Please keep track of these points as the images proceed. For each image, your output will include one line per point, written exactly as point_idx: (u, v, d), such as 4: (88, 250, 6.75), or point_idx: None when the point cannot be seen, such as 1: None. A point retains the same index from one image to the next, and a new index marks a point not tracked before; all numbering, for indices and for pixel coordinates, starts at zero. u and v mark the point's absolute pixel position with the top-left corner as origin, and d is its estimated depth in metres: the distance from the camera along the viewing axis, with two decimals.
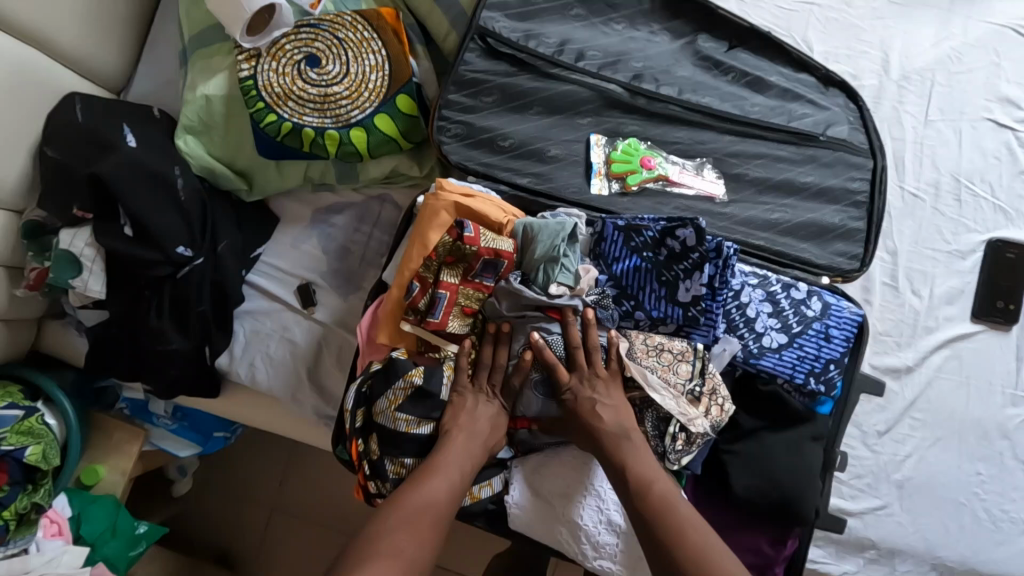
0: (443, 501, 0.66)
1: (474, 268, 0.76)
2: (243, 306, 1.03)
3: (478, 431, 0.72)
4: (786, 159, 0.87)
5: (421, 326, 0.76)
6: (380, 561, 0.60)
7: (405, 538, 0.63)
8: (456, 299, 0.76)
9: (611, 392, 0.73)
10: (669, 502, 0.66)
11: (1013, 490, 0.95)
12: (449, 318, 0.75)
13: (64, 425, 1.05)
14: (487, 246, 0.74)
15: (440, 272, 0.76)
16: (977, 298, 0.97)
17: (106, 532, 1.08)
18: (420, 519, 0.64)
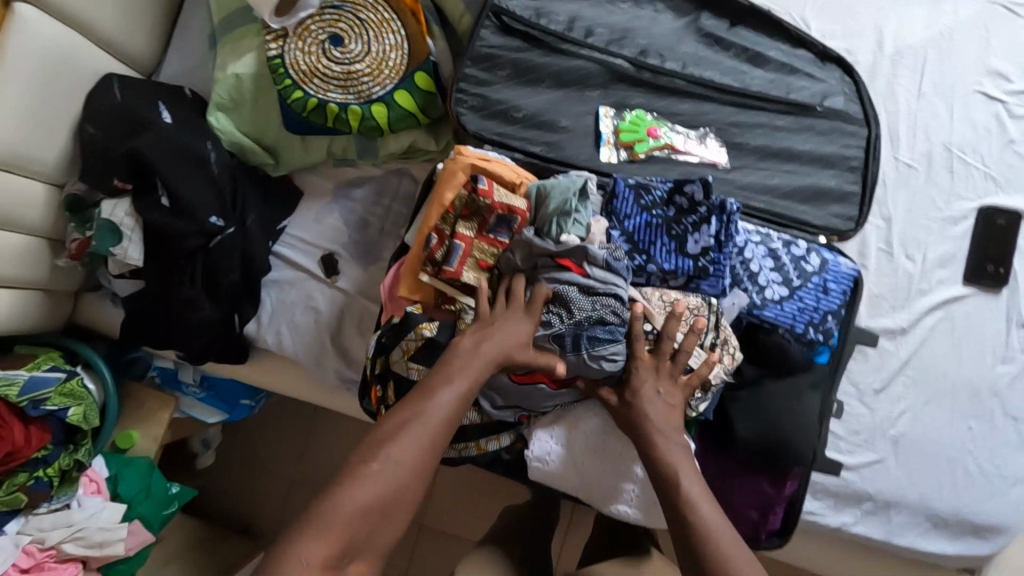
0: (442, 413, 0.70)
1: (487, 222, 0.81)
2: (269, 276, 1.08)
3: (490, 334, 0.75)
4: (784, 129, 0.92)
5: (438, 277, 0.82)
6: (362, 479, 0.64)
7: (400, 449, 0.67)
8: (470, 251, 0.81)
9: (671, 386, 0.76)
10: (690, 488, 0.70)
11: (1004, 445, 0.99)
12: (464, 268, 0.81)
13: (101, 390, 1.11)
14: (500, 201, 0.81)
15: (456, 225, 0.82)
16: (967, 262, 1.01)
17: (141, 492, 1.13)
18: (415, 432, 0.68)
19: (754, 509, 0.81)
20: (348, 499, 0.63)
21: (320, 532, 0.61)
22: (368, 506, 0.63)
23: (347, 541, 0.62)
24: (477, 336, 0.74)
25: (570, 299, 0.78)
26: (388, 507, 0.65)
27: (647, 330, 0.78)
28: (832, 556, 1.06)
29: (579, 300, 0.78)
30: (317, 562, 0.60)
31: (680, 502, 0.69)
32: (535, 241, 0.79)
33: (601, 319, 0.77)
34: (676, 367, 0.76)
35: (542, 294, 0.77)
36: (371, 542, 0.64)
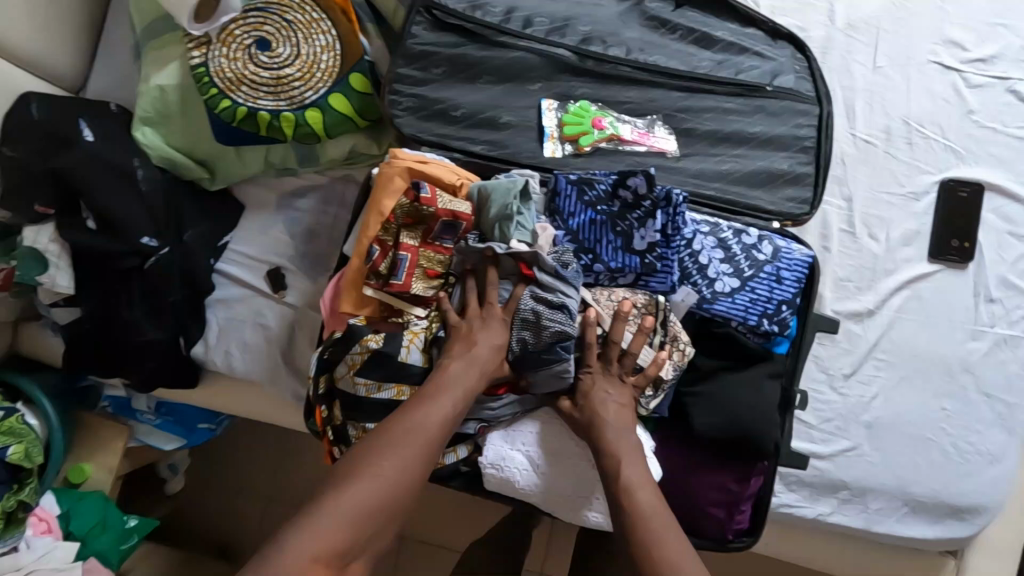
0: (433, 428, 0.68)
1: (433, 230, 0.77)
2: (214, 295, 1.04)
3: (475, 359, 0.72)
4: (735, 111, 0.88)
5: (383, 290, 0.77)
6: (357, 484, 0.63)
7: (389, 459, 0.65)
8: (417, 261, 0.77)
9: (622, 391, 0.74)
10: (631, 483, 0.67)
11: (979, 423, 0.97)
12: (412, 280, 0.77)
13: (45, 425, 1.07)
14: (444, 207, 0.76)
15: (399, 235, 0.78)
16: (933, 238, 0.98)
17: (96, 526, 1.09)
18: (405, 445, 0.66)
19: (719, 509, 0.77)
20: (336, 506, 0.61)
21: (318, 531, 0.59)
22: (368, 509, 0.62)
23: (345, 545, 0.60)
24: (469, 352, 0.72)
25: (516, 308, 0.75)
26: (386, 511, 0.63)
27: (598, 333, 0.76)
28: (811, 547, 1.03)
29: (524, 302, 0.75)
30: (315, 563, 0.58)
31: (619, 493, 0.67)
32: (469, 248, 0.76)
33: (548, 344, 0.74)
34: (625, 369, 0.74)
35: (492, 294, 0.75)
36: (367, 547, 0.62)
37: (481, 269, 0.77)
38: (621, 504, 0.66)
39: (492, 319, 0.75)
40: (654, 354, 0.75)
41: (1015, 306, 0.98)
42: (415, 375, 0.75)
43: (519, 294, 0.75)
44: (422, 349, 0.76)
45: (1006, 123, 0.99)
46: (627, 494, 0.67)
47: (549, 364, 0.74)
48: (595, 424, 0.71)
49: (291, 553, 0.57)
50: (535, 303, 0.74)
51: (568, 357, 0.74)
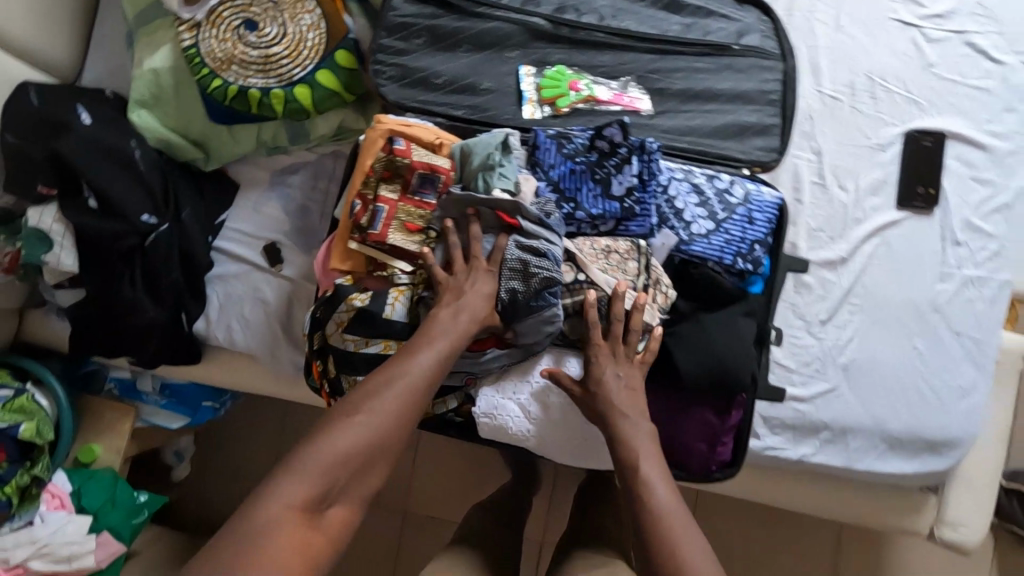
0: (411, 380, 0.70)
1: (411, 183, 0.81)
2: (213, 272, 1.07)
3: (465, 304, 0.75)
4: (704, 70, 0.93)
5: (365, 242, 0.80)
6: (330, 435, 0.66)
7: (364, 412, 0.68)
8: (395, 213, 0.80)
9: (630, 371, 0.77)
10: (649, 480, 0.70)
11: (950, 360, 1.01)
12: (389, 231, 0.80)
13: (56, 406, 1.10)
14: (420, 159, 0.81)
15: (378, 188, 0.81)
16: (899, 186, 1.03)
17: (106, 503, 1.12)
18: (383, 397, 0.69)
19: (703, 441, 0.81)
20: (311, 457, 0.64)
21: (295, 479, 0.63)
22: (341, 457, 0.65)
23: (318, 491, 0.63)
24: (455, 304, 0.75)
25: (503, 257, 0.78)
26: (361, 460, 0.66)
27: (581, 280, 0.79)
28: (797, 489, 1.08)
29: (511, 252, 0.78)
30: (290, 507, 0.61)
31: (635, 484, 0.70)
32: (462, 194, 0.79)
33: (536, 290, 0.77)
34: (629, 346, 0.78)
35: (477, 245, 0.78)
36: (346, 495, 0.65)
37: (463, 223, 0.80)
38: (638, 497, 0.69)
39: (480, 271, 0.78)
40: (643, 305, 0.78)
41: (979, 248, 1.02)
42: (398, 330, 0.78)
43: (503, 243, 0.78)
44: (406, 306, 0.80)
45: (965, 74, 1.04)
46: (646, 487, 0.69)
47: (538, 310, 0.77)
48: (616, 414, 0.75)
49: (267, 499, 0.61)
50: (520, 252, 0.78)
51: (557, 300, 0.78)
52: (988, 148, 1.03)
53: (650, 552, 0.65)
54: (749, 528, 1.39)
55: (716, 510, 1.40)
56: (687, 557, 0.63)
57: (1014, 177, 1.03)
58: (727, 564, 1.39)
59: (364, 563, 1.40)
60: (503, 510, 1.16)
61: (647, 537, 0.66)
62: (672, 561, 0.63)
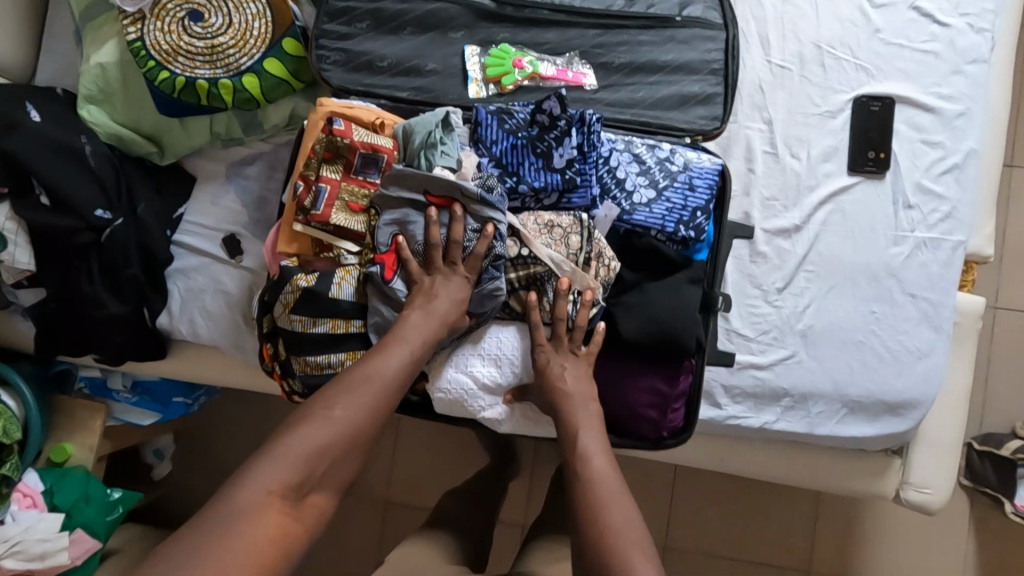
0: (391, 372, 0.74)
1: (353, 163, 0.81)
2: (174, 266, 1.07)
3: (434, 311, 0.77)
4: (648, 43, 0.93)
5: (309, 224, 0.80)
6: (313, 423, 0.69)
7: (345, 401, 0.71)
8: (338, 193, 0.81)
9: (575, 362, 0.80)
10: (588, 457, 0.76)
11: (906, 322, 1.02)
12: (332, 210, 0.80)
13: (23, 406, 1.10)
14: (360, 139, 0.80)
15: (320, 169, 0.81)
16: (851, 152, 1.04)
17: (80, 499, 1.14)
18: (364, 388, 0.72)
19: (652, 409, 0.83)
20: (294, 443, 0.67)
21: (265, 472, 0.65)
22: (322, 444, 0.68)
23: (300, 477, 0.66)
24: (425, 308, 0.77)
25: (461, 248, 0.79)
26: (342, 448, 0.69)
27: (521, 253, 0.79)
28: (763, 458, 1.09)
29: (470, 237, 0.78)
30: (274, 487, 0.64)
31: (577, 460, 0.75)
32: (417, 172, 0.78)
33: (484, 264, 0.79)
34: (575, 342, 0.80)
35: (435, 234, 0.78)
36: (313, 489, 0.67)
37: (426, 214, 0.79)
38: (579, 472, 0.75)
39: (431, 256, 0.79)
40: (587, 283, 0.79)
41: (932, 210, 1.03)
42: (348, 309, 0.79)
43: (458, 233, 0.78)
44: (354, 285, 0.80)
45: (912, 39, 1.04)
46: (584, 462, 0.75)
47: (483, 284, 0.79)
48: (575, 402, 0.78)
49: (248, 483, 0.64)
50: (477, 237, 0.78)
51: (502, 275, 0.80)
52: (937, 111, 1.03)
53: (583, 523, 0.71)
54: (727, 502, 1.40)
55: (693, 484, 1.42)
56: (616, 533, 0.69)
57: (965, 139, 1.03)
58: (705, 536, 1.40)
59: (344, 552, 1.41)
60: (476, 492, 1.17)
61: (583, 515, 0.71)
62: (603, 535, 0.69)
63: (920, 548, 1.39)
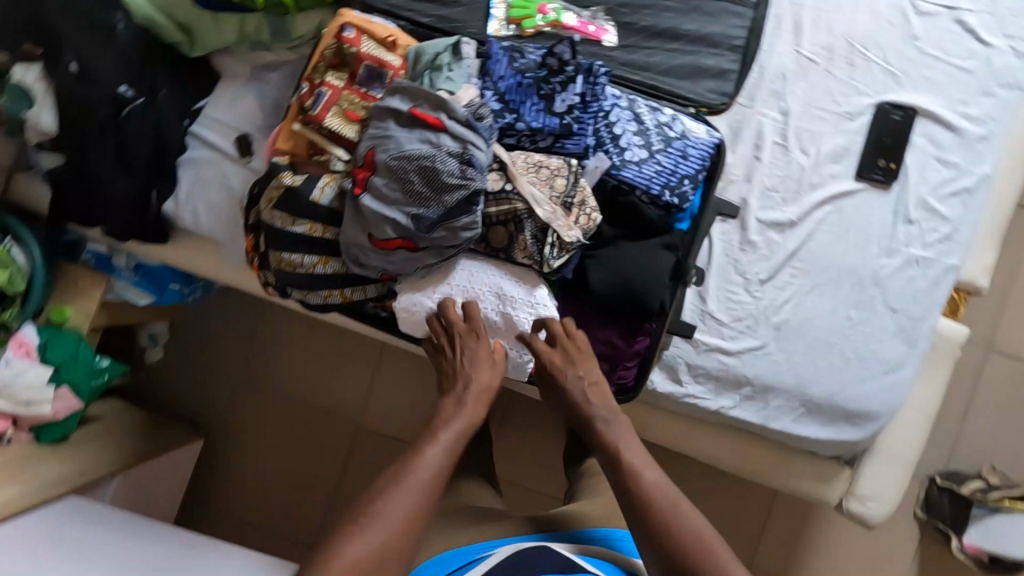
0: (437, 462, 0.77)
1: (357, 74, 0.83)
2: (185, 155, 1.11)
3: (465, 399, 0.83)
4: (673, 9, 0.92)
5: (305, 124, 0.82)
6: (374, 518, 0.71)
7: (401, 494, 0.73)
8: (338, 100, 0.82)
9: (588, 368, 0.84)
10: (639, 472, 0.79)
11: (881, 334, 1.03)
12: (328, 114, 0.81)
13: (31, 262, 1.17)
14: (369, 52, 0.83)
15: (326, 74, 0.83)
16: (861, 156, 1.03)
17: (69, 359, 1.20)
18: (414, 481, 0.75)
19: (603, 359, 0.87)
20: (358, 540, 0.69)
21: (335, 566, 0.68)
22: (380, 542, 0.70)
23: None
24: (461, 394, 0.83)
25: (434, 169, 0.75)
26: (400, 541, 0.71)
27: (506, 188, 0.79)
28: (715, 444, 1.11)
29: (446, 158, 0.75)
30: None
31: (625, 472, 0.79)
32: (412, 86, 0.78)
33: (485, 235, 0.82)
34: (574, 346, 0.83)
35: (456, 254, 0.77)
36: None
37: (414, 161, 0.75)
38: (635, 487, 0.78)
39: (407, 174, 0.76)
40: (567, 226, 0.78)
41: (930, 229, 1.02)
42: (326, 214, 0.80)
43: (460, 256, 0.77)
44: (335, 192, 0.81)
45: (948, 51, 1.02)
46: (636, 474, 0.79)
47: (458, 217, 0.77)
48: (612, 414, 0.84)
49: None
50: (452, 161, 0.75)
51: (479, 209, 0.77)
52: (957, 130, 1.02)
53: (654, 531, 0.75)
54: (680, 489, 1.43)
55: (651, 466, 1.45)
56: (691, 527, 0.74)
57: (979, 163, 1.02)
58: None
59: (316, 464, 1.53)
60: None
61: (654, 525, 0.75)
62: (685, 536, 0.73)
63: (861, 567, 1.41)
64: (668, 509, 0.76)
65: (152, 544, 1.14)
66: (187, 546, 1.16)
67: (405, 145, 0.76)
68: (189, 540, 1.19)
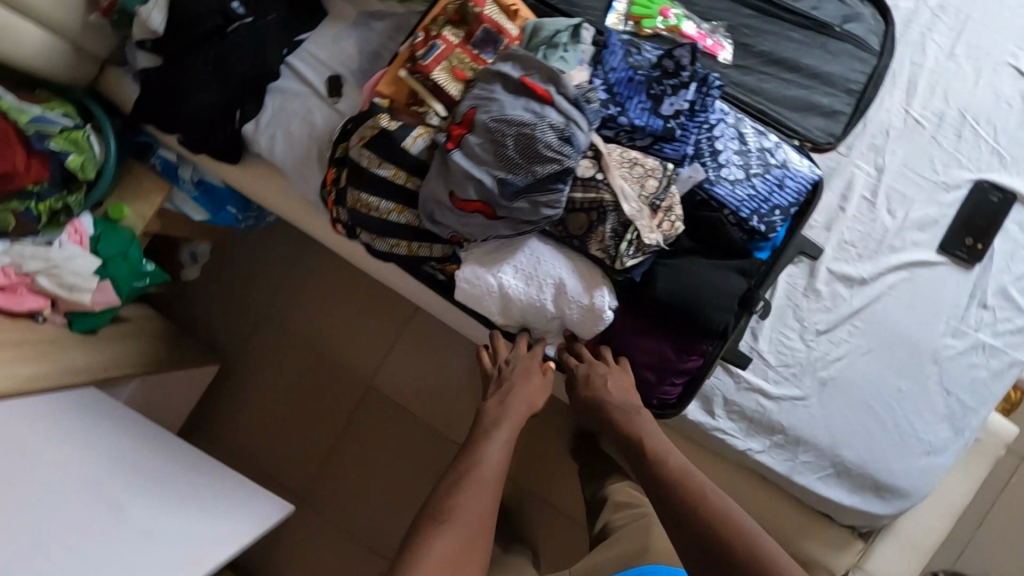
0: (496, 460, 0.77)
1: (474, 35, 0.82)
2: (276, 83, 1.12)
3: (509, 405, 0.82)
4: (796, 40, 0.91)
5: (412, 71, 0.81)
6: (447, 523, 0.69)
7: (468, 499, 0.72)
8: (449, 55, 0.82)
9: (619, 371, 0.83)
10: (661, 453, 0.78)
11: (928, 412, 1.00)
12: (437, 67, 0.81)
13: (105, 152, 1.18)
14: (490, 16, 0.82)
15: (443, 28, 0.83)
16: (949, 230, 1.00)
17: (118, 256, 1.22)
18: (480, 487, 0.74)
19: (649, 369, 0.85)
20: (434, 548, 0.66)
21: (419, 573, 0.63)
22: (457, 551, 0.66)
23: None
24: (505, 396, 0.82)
25: (533, 137, 0.73)
26: (472, 546, 0.68)
27: (597, 177, 0.77)
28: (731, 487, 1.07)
29: (547, 129, 0.73)
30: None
31: (647, 456, 0.78)
32: (527, 56, 0.77)
33: (562, 220, 0.80)
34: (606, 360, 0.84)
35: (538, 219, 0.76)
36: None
37: (512, 126, 0.74)
38: (657, 471, 0.76)
39: (504, 138, 0.74)
40: (649, 228, 0.77)
41: (1005, 318, 1.01)
42: (413, 163, 0.80)
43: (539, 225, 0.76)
44: (426, 145, 0.80)
45: None
46: (658, 458, 0.78)
47: (543, 192, 0.75)
48: (630, 413, 0.82)
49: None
50: (551, 135, 0.74)
51: (565, 188, 0.75)
52: None
53: (675, 511, 0.71)
54: None
55: None
56: (718, 507, 0.69)
57: None
58: None
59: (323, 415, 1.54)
60: None
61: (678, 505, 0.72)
62: (714, 515, 0.68)
63: None
64: (696, 492, 0.72)
65: (157, 456, 1.12)
66: (191, 467, 1.15)
67: (507, 109, 0.75)
68: (191, 461, 1.17)
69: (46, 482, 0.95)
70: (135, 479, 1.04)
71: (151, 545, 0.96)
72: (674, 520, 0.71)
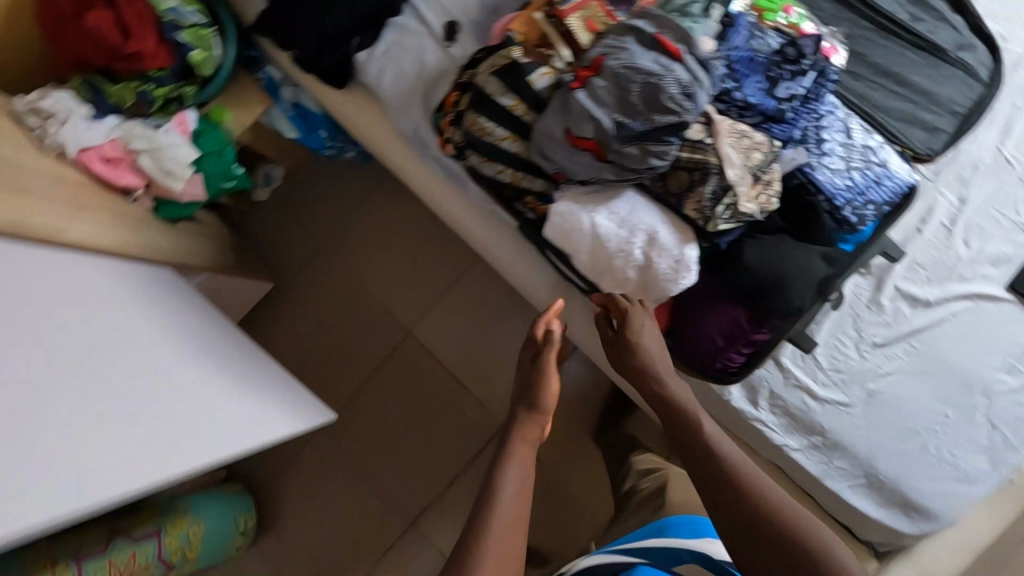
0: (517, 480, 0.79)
1: None
2: (396, 18, 1.17)
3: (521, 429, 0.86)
4: (909, 58, 0.95)
5: (549, 14, 0.86)
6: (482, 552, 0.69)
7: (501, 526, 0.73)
8: (585, 6, 0.86)
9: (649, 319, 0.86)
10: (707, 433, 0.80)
11: (968, 442, 1.02)
12: (573, 15, 0.85)
13: (224, 56, 1.25)
14: None
15: None
16: (1020, 269, 1.04)
17: (215, 151, 1.26)
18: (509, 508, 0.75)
19: (722, 337, 0.87)
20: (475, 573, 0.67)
21: None
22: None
23: None
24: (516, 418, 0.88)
25: (660, 87, 0.77)
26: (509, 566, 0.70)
27: (706, 141, 0.82)
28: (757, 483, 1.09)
29: (674, 82, 0.77)
30: None
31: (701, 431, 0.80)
32: (663, 16, 0.82)
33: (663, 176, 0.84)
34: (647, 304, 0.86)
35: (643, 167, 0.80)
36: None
37: (640, 73, 0.78)
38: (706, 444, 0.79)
39: (630, 84, 0.78)
40: (748, 196, 0.81)
41: None
42: (534, 98, 0.84)
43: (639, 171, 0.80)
44: (550, 83, 0.84)
45: None
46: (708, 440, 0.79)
47: (656, 142, 0.79)
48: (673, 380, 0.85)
49: None
50: (676, 89, 0.77)
51: (677, 143, 0.80)
52: None
53: (721, 491, 0.75)
54: None
55: None
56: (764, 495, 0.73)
57: None
58: None
59: (362, 351, 1.59)
60: None
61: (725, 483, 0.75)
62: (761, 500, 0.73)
63: None
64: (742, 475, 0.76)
65: (227, 341, 1.18)
66: (256, 360, 1.21)
67: (637, 58, 0.79)
68: (249, 352, 1.22)
69: (158, 328, 1.01)
70: (205, 358, 1.06)
71: (240, 403, 1.05)
72: (718, 501, 0.75)
